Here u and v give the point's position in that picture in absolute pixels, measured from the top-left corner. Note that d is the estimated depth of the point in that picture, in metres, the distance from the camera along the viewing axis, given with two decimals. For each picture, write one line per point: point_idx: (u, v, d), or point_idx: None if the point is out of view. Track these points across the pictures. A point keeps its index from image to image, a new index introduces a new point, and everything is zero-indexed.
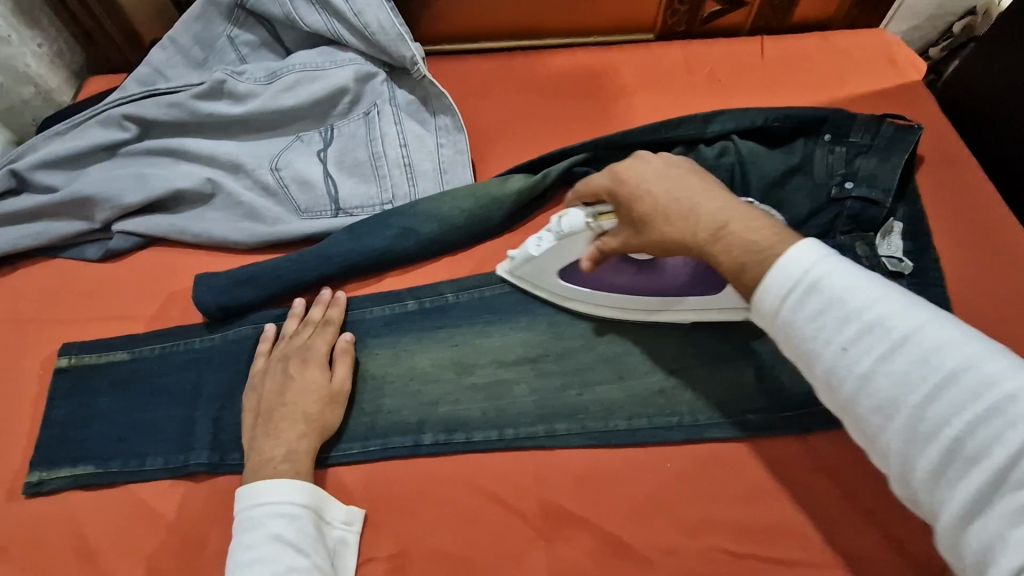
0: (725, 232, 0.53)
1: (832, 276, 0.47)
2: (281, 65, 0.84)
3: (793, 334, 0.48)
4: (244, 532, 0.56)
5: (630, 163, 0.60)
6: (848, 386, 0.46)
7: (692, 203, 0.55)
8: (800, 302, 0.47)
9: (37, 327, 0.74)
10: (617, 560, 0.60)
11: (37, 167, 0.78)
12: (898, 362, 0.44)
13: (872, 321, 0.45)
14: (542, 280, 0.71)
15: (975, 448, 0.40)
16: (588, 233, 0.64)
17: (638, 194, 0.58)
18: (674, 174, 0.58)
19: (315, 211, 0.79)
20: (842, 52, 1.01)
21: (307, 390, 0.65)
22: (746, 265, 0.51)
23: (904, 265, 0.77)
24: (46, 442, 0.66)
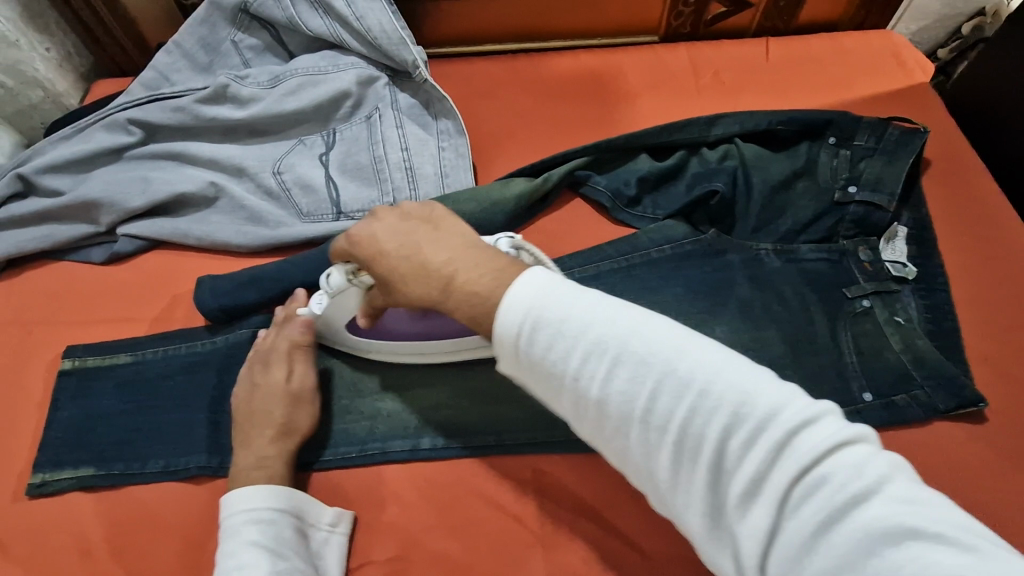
0: (453, 284, 0.48)
1: (544, 297, 0.44)
2: (284, 69, 0.84)
3: (532, 366, 0.45)
4: (225, 542, 0.56)
5: (365, 221, 0.55)
6: (591, 410, 0.43)
7: (418, 256, 0.50)
8: (529, 331, 0.44)
9: (44, 329, 0.74)
10: (616, 568, 0.60)
11: (43, 171, 0.79)
12: (621, 380, 0.42)
13: (587, 341, 0.42)
14: (335, 336, 0.69)
15: (694, 447, 0.39)
16: (354, 288, 0.62)
17: (375, 253, 0.53)
18: (404, 226, 0.53)
19: (317, 214, 0.80)
20: (849, 53, 1.00)
21: (269, 395, 0.64)
22: (480, 319, 0.47)
23: (908, 270, 0.76)
24: (50, 443, 0.67)
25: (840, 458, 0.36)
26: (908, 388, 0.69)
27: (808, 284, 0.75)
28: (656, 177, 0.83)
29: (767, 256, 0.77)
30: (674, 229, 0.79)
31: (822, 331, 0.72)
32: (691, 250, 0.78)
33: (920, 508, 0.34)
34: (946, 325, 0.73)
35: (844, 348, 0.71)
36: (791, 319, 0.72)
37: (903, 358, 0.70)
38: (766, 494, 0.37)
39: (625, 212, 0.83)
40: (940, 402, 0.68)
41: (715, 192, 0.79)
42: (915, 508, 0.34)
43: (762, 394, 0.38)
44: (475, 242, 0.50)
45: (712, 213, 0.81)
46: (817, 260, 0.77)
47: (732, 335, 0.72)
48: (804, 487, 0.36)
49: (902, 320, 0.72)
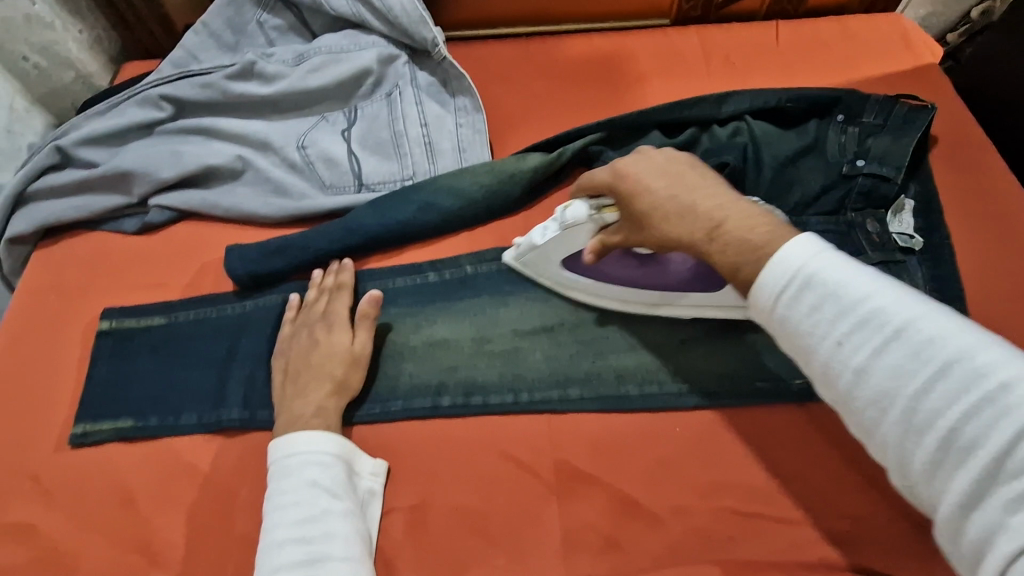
0: (720, 231, 0.54)
1: (821, 263, 0.47)
2: (308, 47, 0.87)
3: (785, 323, 0.49)
4: (280, 479, 0.60)
5: (629, 159, 0.61)
6: (843, 376, 0.46)
7: (687, 200, 0.56)
8: (791, 292, 0.48)
9: (80, 294, 0.78)
10: (628, 519, 0.63)
11: (79, 143, 0.82)
12: (894, 353, 0.43)
13: (863, 310, 0.45)
14: (545, 269, 0.73)
15: (966, 438, 0.40)
16: (590, 225, 0.65)
17: (638, 190, 0.59)
18: (674, 170, 0.58)
19: (339, 186, 0.83)
20: (857, 37, 1.02)
21: (332, 353, 0.68)
22: (741, 264, 0.51)
23: (914, 241, 0.78)
24: (88, 398, 0.71)
25: None
26: None
27: None
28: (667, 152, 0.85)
29: None
30: None
31: None
32: None
33: None
34: (952, 294, 0.75)
35: None
36: None
37: None
38: None
39: None
40: None
41: (726, 165, 0.81)
42: None
43: None
44: (737, 197, 0.56)
45: None
46: (825, 232, 0.79)
47: None
48: None
49: None
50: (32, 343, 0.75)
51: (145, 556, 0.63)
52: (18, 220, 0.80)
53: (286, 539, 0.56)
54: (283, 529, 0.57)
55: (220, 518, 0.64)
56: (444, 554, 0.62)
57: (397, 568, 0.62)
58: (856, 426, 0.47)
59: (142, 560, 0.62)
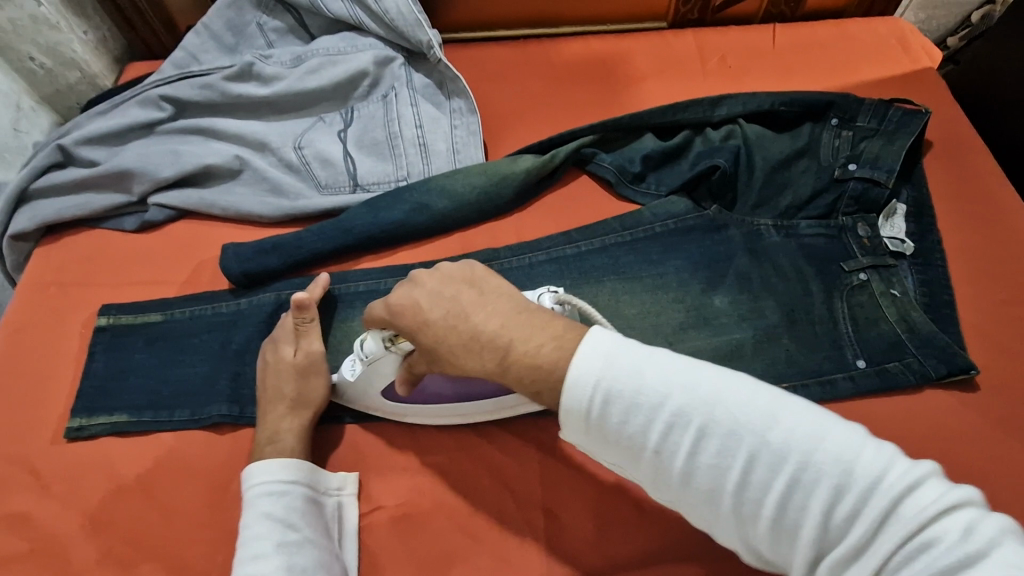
0: (512, 356, 0.51)
1: (614, 367, 0.46)
2: (306, 49, 0.89)
3: (603, 437, 0.47)
4: (242, 514, 0.59)
5: (407, 288, 0.56)
6: (672, 479, 0.46)
7: (467, 327, 0.52)
8: (601, 409, 0.46)
9: (81, 289, 0.79)
10: (611, 518, 0.64)
11: (81, 142, 0.84)
12: (707, 449, 0.44)
13: (666, 413, 0.45)
14: (368, 400, 0.67)
15: (793, 516, 0.42)
16: (391, 356, 0.60)
17: (420, 323, 0.54)
18: (446, 292, 0.54)
19: (335, 186, 0.84)
20: (854, 40, 1.02)
21: (279, 372, 0.67)
22: (541, 390, 0.50)
23: (906, 246, 0.78)
24: (86, 392, 0.72)
25: (951, 518, 0.39)
26: (901, 355, 0.71)
27: (806, 259, 0.78)
28: (660, 155, 0.85)
29: (766, 231, 0.80)
30: (677, 205, 0.82)
31: (818, 304, 0.75)
32: (693, 225, 0.80)
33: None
34: (942, 298, 0.75)
35: (840, 320, 0.74)
36: (787, 292, 0.75)
37: (898, 327, 0.72)
38: (869, 552, 0.40)
39: (630, 188, 0.85)
40: (933, 369, 0.70)
41: (717, 167, 0.82)
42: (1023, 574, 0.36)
43: (863, 455, 0.41)
44: (519, 305, 0.53)
45: (714, 188, 0.83)
46: (815, 236, 0.79)
47: (730, 305, 0.76)
48: (915, 547, 0.39)
49: (898, 292, 0.74)
50: (33, 338, 0.76)
51: (138, 547, 0.64)
52: (21, 216, 0.82)
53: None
54: (245, 566, 0.55)
55: (212, 511, 0.66)
56: (428, 551, 0.63)
57: (383, 565, 0.63)
58: (693, 512, 0.48)
59: (135, 551, 0.64)
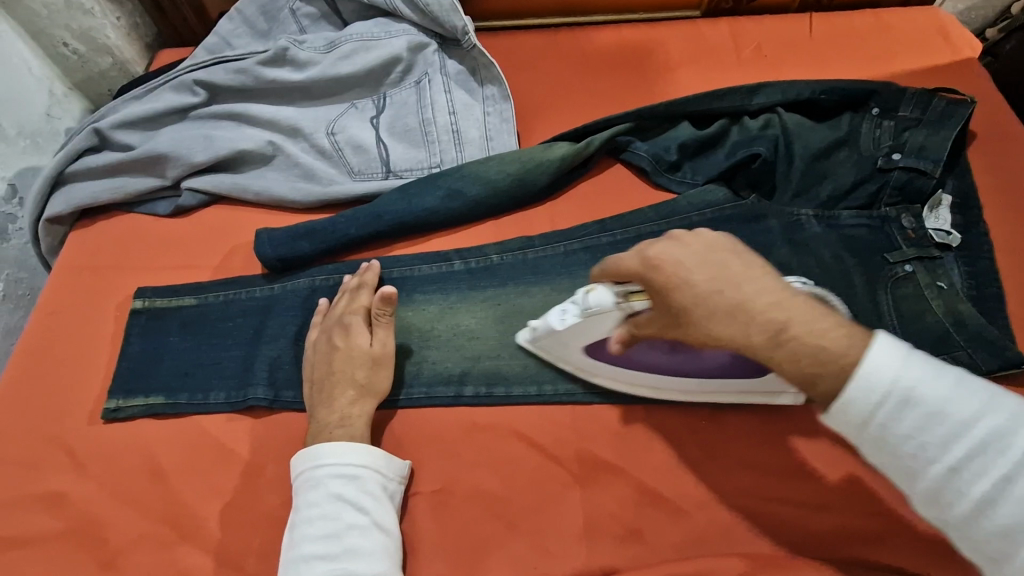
0: (788, 335, 0.47)
1: (917, 379, 0.44)
2: (340, 35, 0.87)
3: (876, 444, 0.46)
4: (306, 491, 0.60)
5: (665, 242, 0.50)
6: (958, 502, 0.43)
7: (740, 297, 0.47)
8: (891, 412, 0.44)
9: (115, 273, 0.80)
10: (651, 509, 0.63)
11: (116, 126, 0.84)
12: (1012, 483, 0.41)
13: (972, 436, 0.43)
14: (566, 355, 0.66)
15: None
16: (617, 313, 0.56)
17: (677, 282, 0.49)
18: (713, 256, 0.49)
19: (367, 172, 0.83)
20: (892, 30, 1.00)
21: (352, 357, 0.67)
22: (820, 375, 0.46)
23: (951, 237, 0.75)
24: (122, 374, 0.72)
25: None
26: (950, 349, 0.69)
27: (848, 250, 0.76)
28: (697, 143, 0.84)
29: (807, 221, 0.78)
30: (714, 194, 0.81)
31: (862, 295, 0.73)
32: (732, 215, 0.79)
33: None
34: (989, 292, 0.74)
35: (884, 312, 0.72)
36: (831, 283, 0.73)
37: (945, 321, 0.71)
38: None
39: (666, 176, 0.84)
40: (983, 363, 0.68)
41: (757, 156, 0.81)
42: None
43: None
44: (788, 287, 0.49)
45: (753, 177, 0.82)
46: (857, 226, 0.77)
47: None
48: None
49: (944, 285, 0.73)
50: (67, 320, 0.76)
51: (175, 528, 0.64)
52: (56, 200, 0.82)
53: (309, 555, 0.56)
54: (307, 544, 0.57)
55: (247, 494, 0.65)
56: (467, 538, 0.63)
57: (421, 550, 0.62)
58: (970, 546, 0.45)
59: (171, 532, 0.64)
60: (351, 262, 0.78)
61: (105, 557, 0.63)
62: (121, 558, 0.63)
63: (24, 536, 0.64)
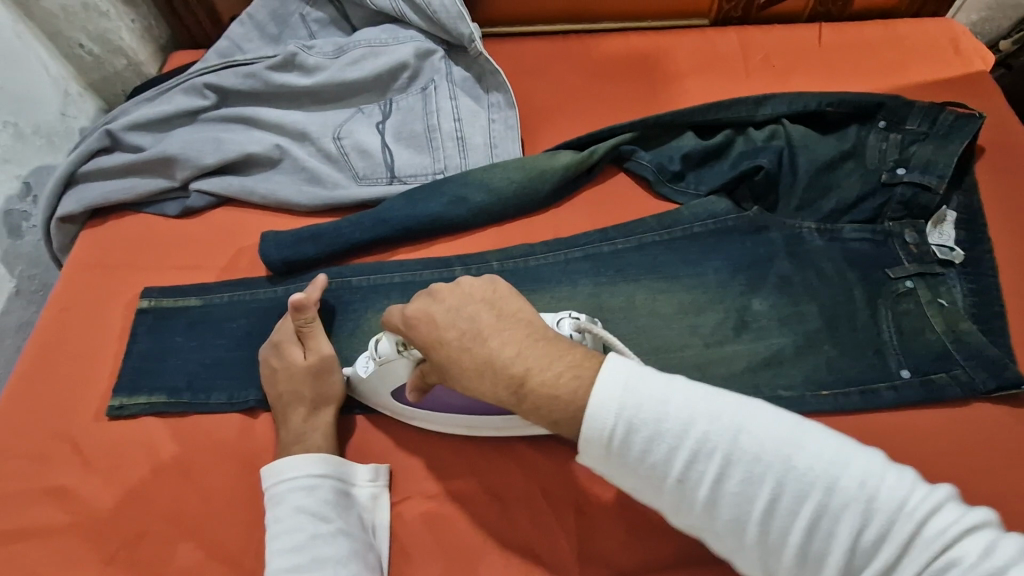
0: (527, 385, 0.52)
1: (637, 399, 0.49)
2: (348, 40, 0.89)
3: (622, 468, 0.50)
4: (273, 507, 0.61)
5: (424, 302, 0.57)
6: (693, 506, 0.49)
7: (480, 354, 0.53)
8: (619, 438, 0.49)
9: (124, 272, 0.81)
10: (643, 518, 0.64)
11: (128, 128, 0.86)
12: (727, 478, 0.47)
13: (692, 443, 0.48)
14: (379, 400, 0.68)
15: (824, 541, 0.46)
16: (404, 360, 0.63)
17: (434, 341, 0.55)
18: (465, 310, 0.55)
19: (372, 177, 0.84)
20: (903, 41, 0.99)
21: (292, 373, 0.68)
22: (559, 421, 0.52)
23: (955, 254, 0.75)
24: (128, 371, 0.74)
25: (969, 537, 0.43)
26: (948, 366, 0.69)
27: (849, 264, 0.76)
28: (701, 154, 0.84)
29: (809, 234, 0.78)
30: (718, 205, 0.81)
31: (861, 310, 0.73)
32: (734, 226, 0.79)
33: None
34: (992, 310, 0.73)
35: (883, 327, 0.72)
36: (830, 298, 0.74)
37: (945, 338, 0.70)
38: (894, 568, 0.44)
39: (668, 187, 0.84)
40: (981, 382, 0.68)
41: (760, 168, 0.80)
42: None
43: (886, 480, 0.45)
44: (540, 334, 0.54)
45: (756, 189, 0.82)
46: (860, 240, 0.77)
47: (769, 308, 0.74)
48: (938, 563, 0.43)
49: (946, 302, 0.72)
50: (77, 317, 0.78)
51: (175, 524, 0.65)
52: (68, 199, 0.84)
53: (280, 568, 0.57)
54: (273, 559, 0.58)
55: (247, 492, 0.67)
56: (461, 540, 0.64)
57: (415, 552, 0.64)
58: (713, 543, 0.50)
59: (171, 528, 0.65)
60: (353, 266, 0.78)
61: (107, 551, 0.64)
62: (123, 553, 0.64)
63: (30, 528, 0.65)
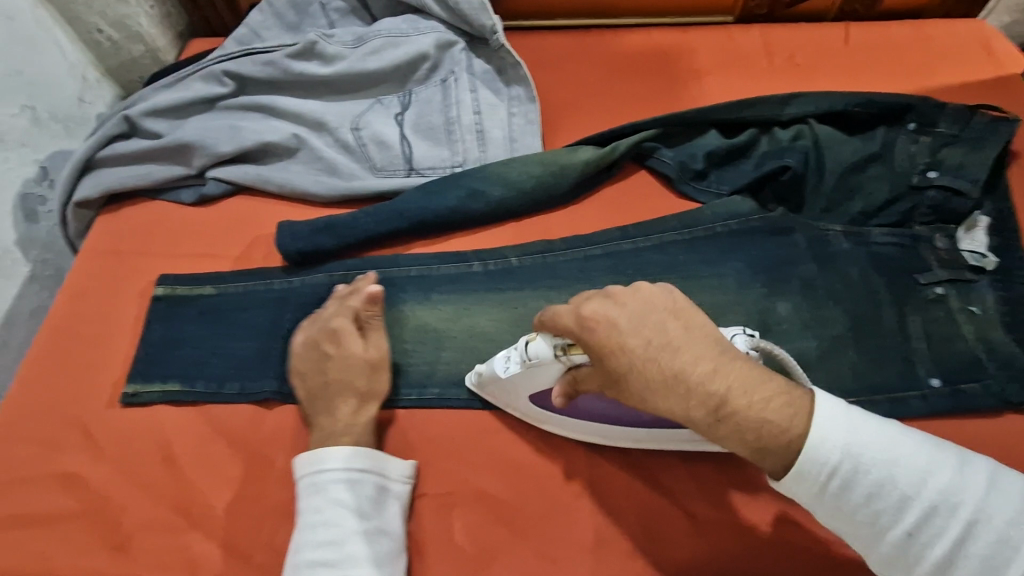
0: (732, 409, 0.48)
1: (862, 442, 0.48)
2: (368, 30, 0.88)
3: (834, 510, 0.49)
4: (309, 496, 0.60)
5: (599, 303, 0.50)
6: (918, 564, 0.47)
7: (677, 371, 0.48)
8: (838, 482, 0.48)
9: (139, 259, 0.81)
10: (660, 524, 0.63)
11: (146, 114, 0.85)
12: (971, 544, 0.46)
13: (929, 501, 0.47)
14: (511, 400, 0.66)
15: None
16: (558, 364, 0.57)
17: (615, 348, 0.49)
18: (650, 319, 0.49)
19: (390, 169, 0.83)
20: (932, 42, 0.97)
21: (350, 364, 0.67)
22: (767, 449, 0.48)
23: (988, 261, 0.73)
24: (140, 359, 0.73)
25: None
26: (979, 376, 0.67)
27: (876, 268, 0.74)
28: (724, 152, 0.82)
29: (835, 237, 0.76)
30: (741, 205, 0.79)
31: (889, 316, 0.71)
32: (758, 226, 0.77)
33: None
34: None
35: (912, 335, 0.70)
36: (857, 303, 0.72)
37: (976, 346, 0.69)
38: None
39: (691, 185, 0.83)
40: (1011, 393, 0.66)
41: (788, 167, 0.79)
42: None
43: None
44: (732, 352, 0.49)
45: (782, 189, 0.80)
46: (888, 244, 0.75)
47: (793, 312, 0.72)
48: None
49: (977, 309, 0.71)
50: (91, 303, 0.78)
51: (184, 516, 0.65)
52: (84, 185, 0.83)
53: (317, 561, 0.56)
54: (310, 551, 0.57)
55: (257, 485, 0.66)
56: (474, 541, 0.63)
57: (428, 551, 0.63)
58: None
59: (181, 519, 0.64)
60: (369, 258, 0.78)
61: (116, 540, 0.64)
62: (133, 543, 0.64)
63: (40, 514, 0.65)
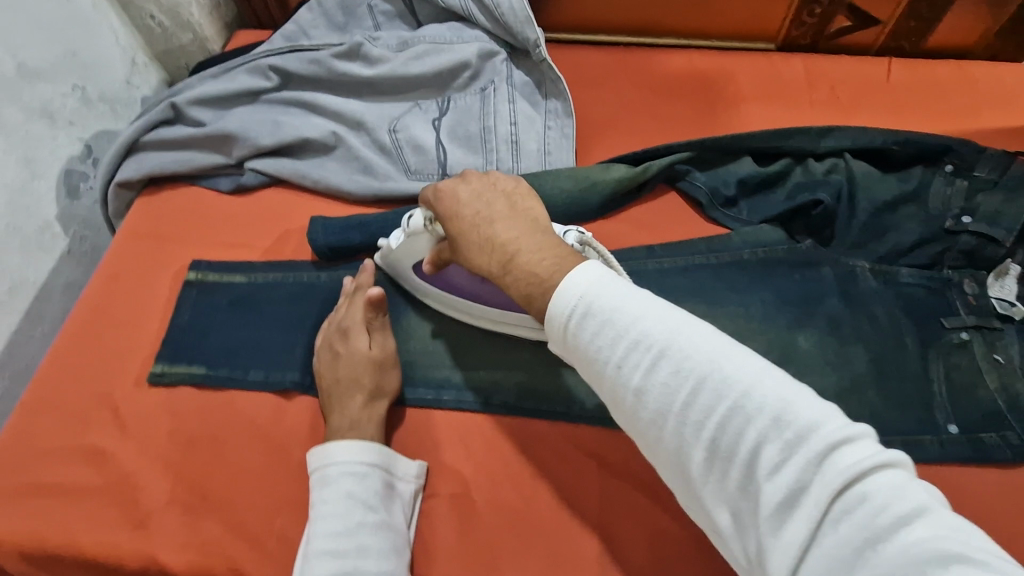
0: (514, 263, 0.54)
1: (601, 291, 0.48)
2: (413, 35, 0.89)
3: (575, 352, 0.49)
4: (320, 488, 0.61)
5: (455, 182, 0.61)
6: (627, 397, 0.46)
7: (488, 233, 0.56)
8: (571, 315, 0.48)
9: (174, 242, 0.83)
10: (664, 544, 0.63)
11: (192, 103, 0.87)
12: (673, 382, 0.44)
13: (634, 334, 0.46)
14: (399, 270, 0.74)
15: (738, 453, 0.41)
16: (427, 236, 0.66)
17: (451, 213, 0.59)
18: (484, 198, 0.59)
19: (423, 173, 0.85)
20: (977, 85, 0.96)
21: (354, 361, 0.68)
22: (533, 296, 0.51)
23: (1017, 310, 0.72)
24: (170, 341, 0.75)
25: (879, 481, 0.37)
26: (999, 427, 0.67)
27: (903, 309, 0.74)
28: (757, 180, 0.83)
29: (862, 274, 0.76)
30: (770, 234, 0.79)
31: (911, 358, 0.71)
32: (785, 257, 0.78)
33: (969, 540, 0.34)
34: None
35: (933, 379, 0.70)
36: (880, 342, 0.72)
37: (998, 397, 0.67)
38: (800, 507, 0.38)
39: (720, 211, 0.83)
40: None
41: (820, 203, 0.79)
42: (961, 537, 0.34)
43: (821, 416, 0.40)
44: (542, 227, 0.56)
45: (812, 223, 0.80)
46: (915, 286, 0.75)
47: (814, 346, 0.73)
48: (843, 504, 0.37)
49: (1001, 358, 0.69)
50: (126, 282, 0.80)
51: (203, 498, 0.66)
52: (128, 166, 0.86)
53: (325, 551, 0.57)
54: (321, 540, 0.58)
55: (276, 474, 0.68)
56: (482, 547, 0.64)
57: (437, 552, 0.64)
58: (645, 445, 0.47)
59: (199, 502, 0.66)
60: None
61: (135, 517, 0.65)
62: (152, 520, 0.65)
63: (66, 486, 0.67)
